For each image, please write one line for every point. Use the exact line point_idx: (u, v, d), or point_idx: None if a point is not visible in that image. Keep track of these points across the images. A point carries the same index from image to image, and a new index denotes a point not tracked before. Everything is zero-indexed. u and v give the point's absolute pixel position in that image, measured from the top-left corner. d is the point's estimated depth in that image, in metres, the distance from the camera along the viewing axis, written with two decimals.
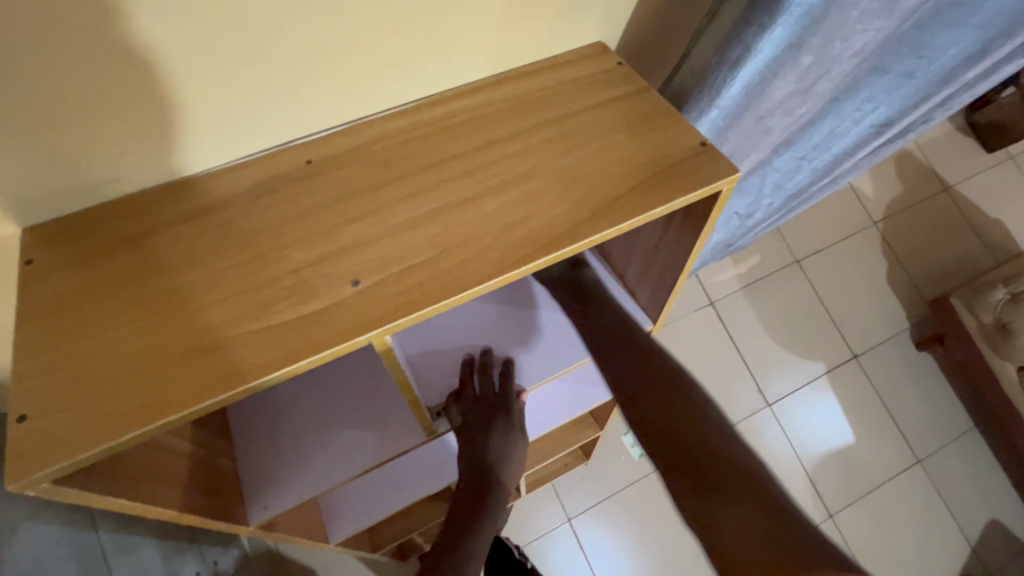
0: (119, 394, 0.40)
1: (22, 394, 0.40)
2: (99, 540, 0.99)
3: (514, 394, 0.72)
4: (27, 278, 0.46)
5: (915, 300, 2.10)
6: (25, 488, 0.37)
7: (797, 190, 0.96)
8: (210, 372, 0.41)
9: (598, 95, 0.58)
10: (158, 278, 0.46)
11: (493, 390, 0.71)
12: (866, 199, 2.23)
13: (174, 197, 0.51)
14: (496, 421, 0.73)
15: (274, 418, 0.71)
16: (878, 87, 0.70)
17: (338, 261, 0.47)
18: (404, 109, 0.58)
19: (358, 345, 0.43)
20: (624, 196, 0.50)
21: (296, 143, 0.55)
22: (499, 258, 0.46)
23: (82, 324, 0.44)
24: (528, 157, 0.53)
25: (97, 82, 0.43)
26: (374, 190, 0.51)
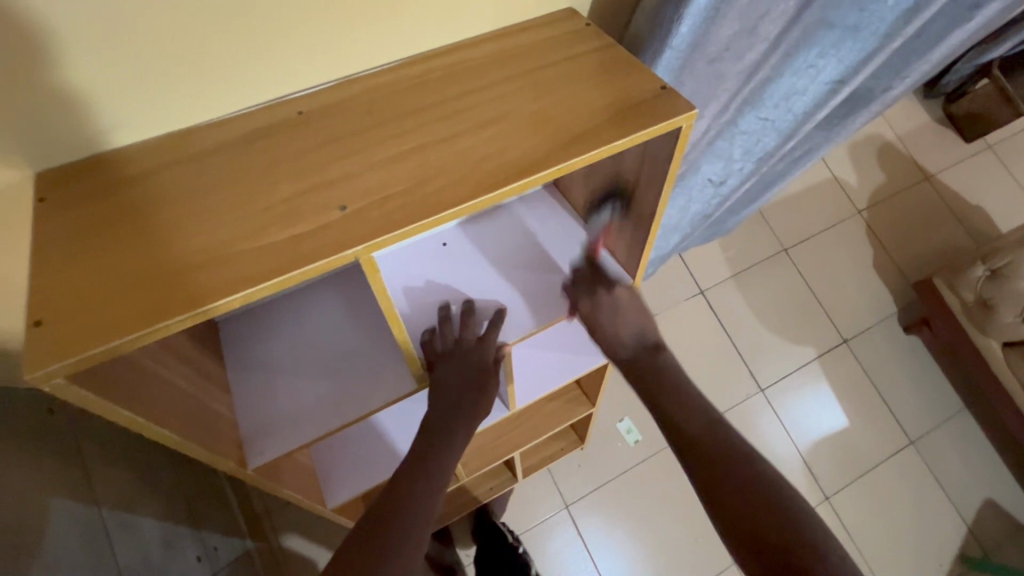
0: (125, 303, 0.44)
1: (36, 305, 0.44)
2: (101, 514, 1.02)
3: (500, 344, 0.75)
4: (41, 210, 0.51)
5: (902, 286, 2.14)
6: (39, 380, 0.41)
7: (763, 154, 1.06)
8: (208, 283, 0.45)
9: (567, 50, 0.63)
10: (161, 210, 0.50)
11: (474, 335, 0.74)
12: (850, 189, 2.28)
13: (177, 144, 0.56)
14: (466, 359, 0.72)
15: (274, 370, 0.75)
16: (827, 40, 0.80)
17: (327, 191, 0.51)
18: (389, 68, 0.63)
19: (344, 261, 0.47)
20: (589, 132, 0.55)
21: (289, 98, 0.60)
22: (474, 185, 0.51)
23: (89, 247, 0.48)
24: (502, 103, 0.58)
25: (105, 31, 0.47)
26: (361, 133, 0.56)
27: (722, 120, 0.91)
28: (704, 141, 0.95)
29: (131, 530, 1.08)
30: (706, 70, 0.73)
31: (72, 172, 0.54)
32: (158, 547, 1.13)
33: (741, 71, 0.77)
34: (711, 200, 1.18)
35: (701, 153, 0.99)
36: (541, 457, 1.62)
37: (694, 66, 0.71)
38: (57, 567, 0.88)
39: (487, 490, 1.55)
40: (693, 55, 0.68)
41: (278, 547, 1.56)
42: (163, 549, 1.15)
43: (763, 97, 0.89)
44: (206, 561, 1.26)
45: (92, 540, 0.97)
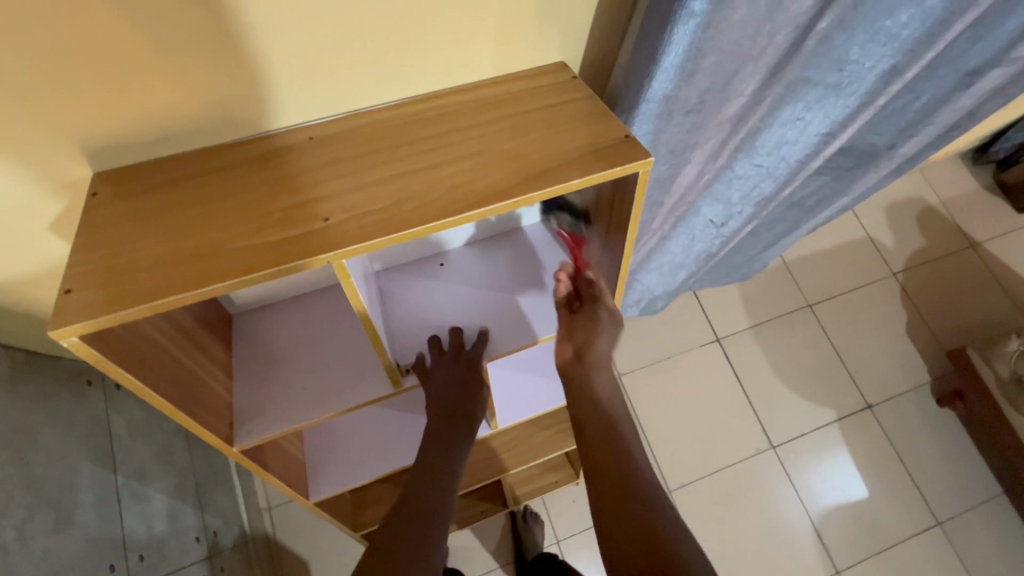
0: (140, 281, 0.53)
1: (72, 276, 0.54)
2: (116, 481, 1.12)
3: (480, 359, 0.81)
4: (92, 202, 0.62)
5: (936, 355, 2.04)
6: (60, 337, 0.50)
7: (763, 199, 1.16)
8: (205, 272, 0.54)
9: (550, 99, 0.71)
10: (186, 209, 0.60)
11: (462, 345, 0.82)
12: (885, 249, 2.22)
13: (206, 157, 0.67)
14: (464, 372, 0.80)
15: (273, 362, 0.84)
16: (812, 97, 0.93)
17: (317, 205, 0.59)
18: (392, 105, 0.72)
19: (319, 264, 0.55)
20: (552, 171, 0.61)
21: (303, 125, 0.70)
22: (441, 209, 0.58)
23: (122, 234, 0.58)
24: (482, 140, 0.65)
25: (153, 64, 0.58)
26: (356, 159, 0.65)
27: (718, 166, 1.03)
28: (704, 183, 1.07)
29: (140, 501, 1.18)
30: (683, 120, 0.83)
31: (126, 174, 0.66)
32: (162, 521, 1.22)
33: (725, 122, 0.88)
34: (713, 241, 1.28)
35: (701, 194, 1.10)
36: (534, 487, 1.63)
37: (672, 117, 0.80)
38: (69, 520, 0.98)
39: (477, 513, 1.61)
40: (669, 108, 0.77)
41: (273, 542, 1.62)
42: (168, 524, 1.24)
43: (754, 145, 1.01)
44: (204, 543, 1.34)
45: (104, 502, 1.07)
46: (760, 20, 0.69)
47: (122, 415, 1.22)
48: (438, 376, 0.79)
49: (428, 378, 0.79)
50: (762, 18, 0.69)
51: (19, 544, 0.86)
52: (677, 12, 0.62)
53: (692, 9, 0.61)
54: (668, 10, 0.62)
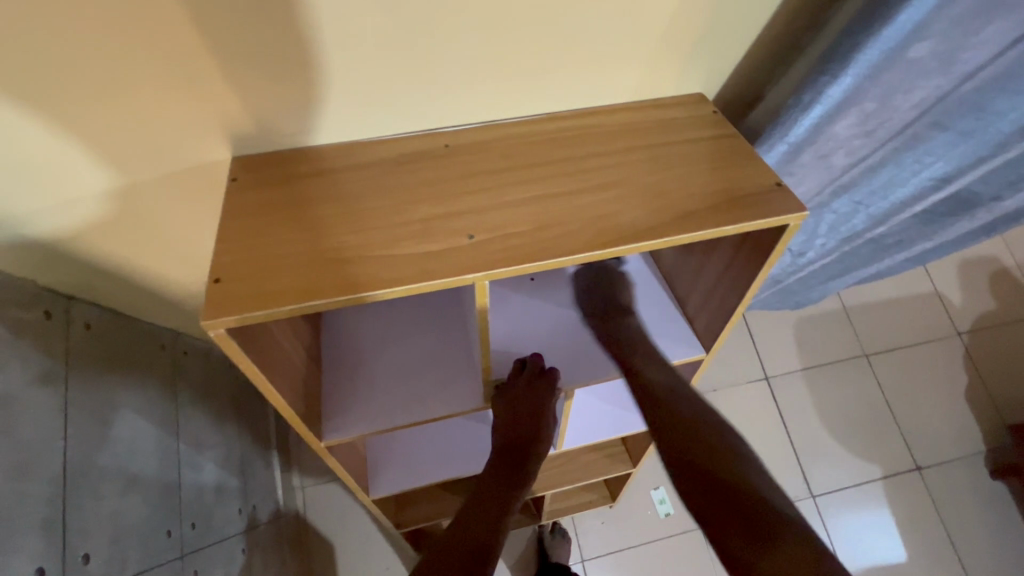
0: (286, 278, 0.53)
1: (218, 264, 0.54)
2: (177, 447, 1.14)
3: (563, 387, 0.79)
4: (233, 187, 0.62)
5: (995, 424, 1.95)
6: (209, 327, 0.49)
7: (850, 234, 1.09)
8: (351, 278, 0.53)
9: (692, 132, 0.68)
10: (322, 206, 0.60)
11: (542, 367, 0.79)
12: (952, 307, 2.13)
13: (343, 153, 0.67)
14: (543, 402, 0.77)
15: (362, 360, 0.84)
16: (940, 142, 0.82)
17: (458, 219, 0.58)
18: (526, 120, 0.71)
19: (462, 283, 0.54)
20: (698, 213, 0.59)
21: (438, 130, 0.69)
22: (586, 240, 0.56)
23: (265, 225, 0.58)
24: (623, 169, 0.64)
25: (313, 54, 0.58)
26: (495, 174, 0.63)
27: (816, 201, 0.96)
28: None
29: (195, 469, 1.19)
30: (813, 163, 0.80)
31: (265, 162, 0.67)
32: (211, 489, 1.24)
33: (847, 162, 0.81)
34: (786, 268, 1.21)
35: None
36: (570, 502, 1.64)
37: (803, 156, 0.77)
38: (137, 478, 1.00)
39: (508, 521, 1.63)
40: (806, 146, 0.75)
41: (304, 522, 1.64)
42: (216, 493, 1.25)
43: (859, 186, 0.93)
44: (245, 515, 1.36)
45: (166, 466, 1.09)
46: (932, 69, 0.65)
47: (187, 382, 1.24)
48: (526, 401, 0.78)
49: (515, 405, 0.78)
50: (931, 68, 0.65)
51: (93, 501, 0.88)
52: (854, 55, 0.61)
53: (869, 54, 0.61)
54: (844, 56, 0.62)
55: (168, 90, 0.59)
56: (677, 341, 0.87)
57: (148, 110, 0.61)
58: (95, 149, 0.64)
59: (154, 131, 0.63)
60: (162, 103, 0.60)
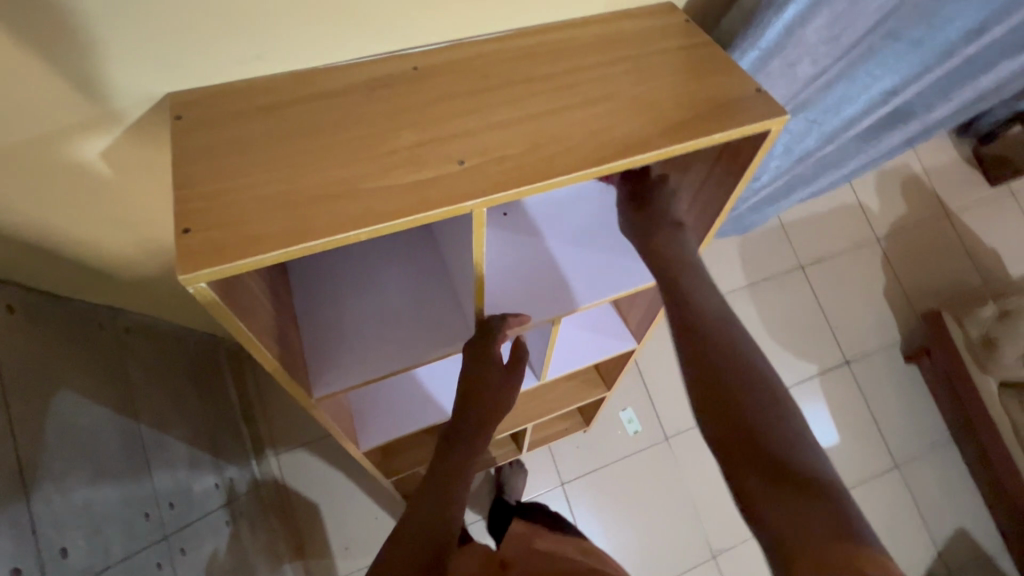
0: (267, 222, 0.48)
1: (183, 213, 0.48)
2: (140, 430, 1.06)
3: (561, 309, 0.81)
4: (178, 126, 0.54)
5: (909, 316, 2.20)
6: (189, 282, 0.44)
7: (803, 152, 1.14)
8: (339, 215, 0.49)
9: (669, 42, 0.66)
10: (290, 143, 0.54)
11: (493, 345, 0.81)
12: (872, 215, 2.32)
13: (299, 83, 0.60)
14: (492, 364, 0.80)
15: (341, 312, 0.80)
16: (892, 52, 0.85)
17: (445, 145, 0.54)
18: (497, 37, 0.66)
19: (461, 212, 0.51)
20: (687, 122, 0.59)
21: (403, 53, 0.63)
22: (581, 157, 0.55)
23: (228, 166, 0.51)
24: (607, 83, 0.61)
25: None
26: (476, 95, 0.59)
27: None
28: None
29: (163, 450, 1.12)
30: (781, 72, 0.81)
31: (209, 97, 0.58)
32: (184, 467, 1.18)
33: (810, 74, 0.83)
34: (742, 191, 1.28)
35: None
36: (547, 434, 1.74)
37: (771, 65, 0.78)
38: (105, 468, 0.93)
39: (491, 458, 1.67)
40: (776, 53, 0.75)
41: (284, 487, 1.61)
42: (189, 470, 1.19)
43: (816, 103, 0.96)
44: (223, 489, 1.32)
45: (132, 450, 1.02)
46: None
47: (138, 360, 1.14)
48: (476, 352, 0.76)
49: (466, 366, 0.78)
50: None
51: (62, 496, 0.81)
52: None
53: None
54: None
55: (82, 19, 0.49)
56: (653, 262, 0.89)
57: (65, 44, 0.51)
58: (3, 94, 0.54)
59: (70, 68, 0.54)
60: (79, 35, 0.51)
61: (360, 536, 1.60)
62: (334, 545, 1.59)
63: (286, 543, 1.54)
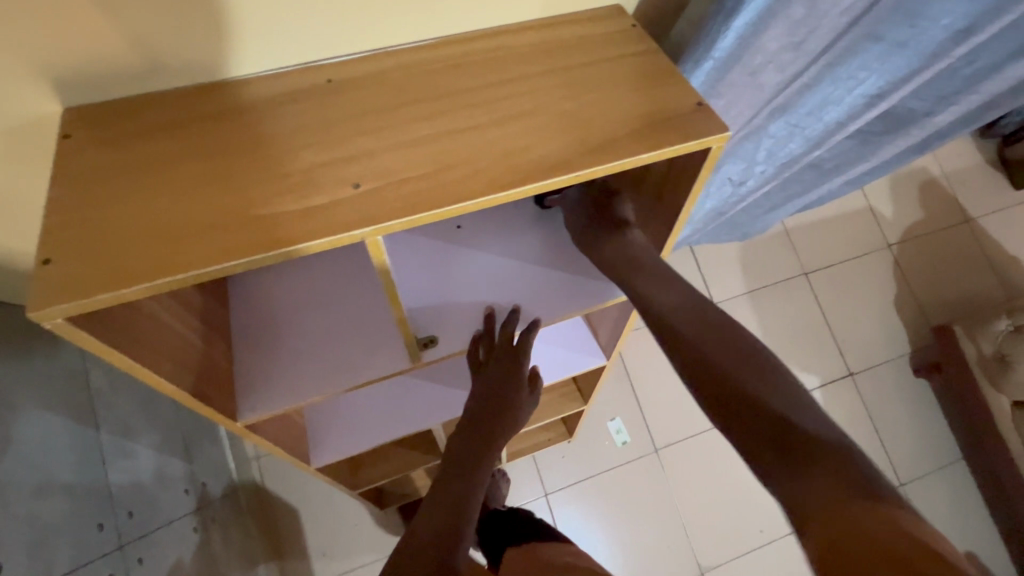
0: (137, 253, 0.45)
1: (51, 243, 0.46)
2: (101, 438, 1.06)
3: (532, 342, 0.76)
4: (65, 145, 0.52)
5: (920, 327, 2.09)
6: (43, 318, 0.42)
7: (788, 159, 1.07)
8: (213, 247, 0.46)
9: (610, 50, 0.61)
10: (180, 164, 0.51)
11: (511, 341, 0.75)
12: (884, 219, 2.21)
13: (204, 97, 0.57)
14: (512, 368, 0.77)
15: (276, 330, 0.77)
16: (872, 54, 0.79)
17: (345, 166, 0.51)
18: (423, 46, 0.61)
19: (351, 241, 0.47)
20: (616, 141, 0.54)
21: (320, 64, 0.59)
22: (493, 180, 0.50)
23: (108, 190, 0.49)
24: (533, 97, 0.57)
25: None
26: (388, 111, 0.55)
27: (752, 125, 0.92)
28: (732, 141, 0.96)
29: (126, 457, 1.12)
30: (744, 81, 0.75)
31: (107, 111, 0.55)
32: (150, 474, 1.17)
33: (780, 80, 0.77)
34: (727, 198, 1.22)
35: (729, 150, 1.00)
36: (531, 443, 1.70)
37: (731, 74, 0.72)
38: (55, 479, 0.93)
39: None
40: (734, 61, 0.70)
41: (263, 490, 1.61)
42: (155, 476, 1.19)
43: (794, 107, 0.90)
44: (194, 494, 1.32)
45: (88, 459, 1.01)
46: None
47: (101, 365, 1.13)
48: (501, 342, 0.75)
49: (485, 359, 0.76)
50: None
51: (2, 507, 0.81)
52: None
53: None
54: None
55: None
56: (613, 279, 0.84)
57: None
58: None
59: None
60: None
61: (337, 541, 1.59)
62: (310, 550, 1.58)
63: (262, 547, 1.53)
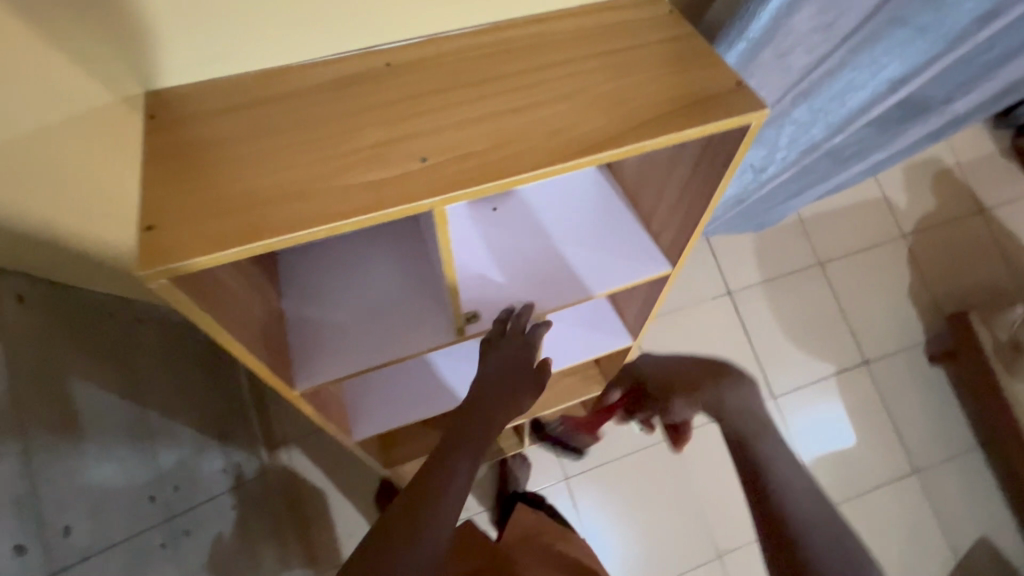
0: (226, 219, 0.49)
1: (147, 211, 0.50)
2: (149, 417, 1.11)
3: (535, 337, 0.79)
4: (150, 124, 0.56)
5: (935, 316, 2.10)
6: (147, 279, 0.46)
7: (809, 145, 1.10)
8: (295, 215, 0.49)
9: (650, 34, 0.64)
10: (256, 140, 0.54)
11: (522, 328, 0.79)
12: (898, 210, 2.22)
13: (271, 80, 0.60)
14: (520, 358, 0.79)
15: (326, 305, 0.81)
16: (896, 39, 0.82)
17: (410, 142, 0.54)
18: (471, 31, 0.65)
19: (420, 210, 0.51)
20: (659, 118, 0.57)
21: (377, 48, 0.63)
22: (547, 154, 0.54)
23: (194, 163, 0.53)
24: (579, 79, 0.60)
25: None
26: (444, 92, 0.59)
27: (776, 110, 0.95)
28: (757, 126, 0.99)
29: (170, 436, 1.17)
30: (773, 62, 0.78)
31: (185, 94, 0.59)
32: (191, 453, 1.22)
33: (807, 63, 0.80)
34: (747, 186, 1.25)
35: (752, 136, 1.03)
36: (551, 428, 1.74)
37: (761, 56, 0.75)
38: (110, 452, 0.97)
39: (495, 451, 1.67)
40: (765, 43, 0.73)
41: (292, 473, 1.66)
42: (195, 454, 1.24)
43: (819, 92, 0.93)
44: (230, 473, 1.37)
45: (138, 436, 1.06)
46: None
47: (146, 346, 1.18)
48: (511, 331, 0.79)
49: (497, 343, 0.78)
50: None
51: (66, 474, 0.86)
52: None
53: None
54: None
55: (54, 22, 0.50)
56: (643, 259, 0.88)
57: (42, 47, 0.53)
58: None
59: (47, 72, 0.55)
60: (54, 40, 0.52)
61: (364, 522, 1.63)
62: (339, 531, 1.63)
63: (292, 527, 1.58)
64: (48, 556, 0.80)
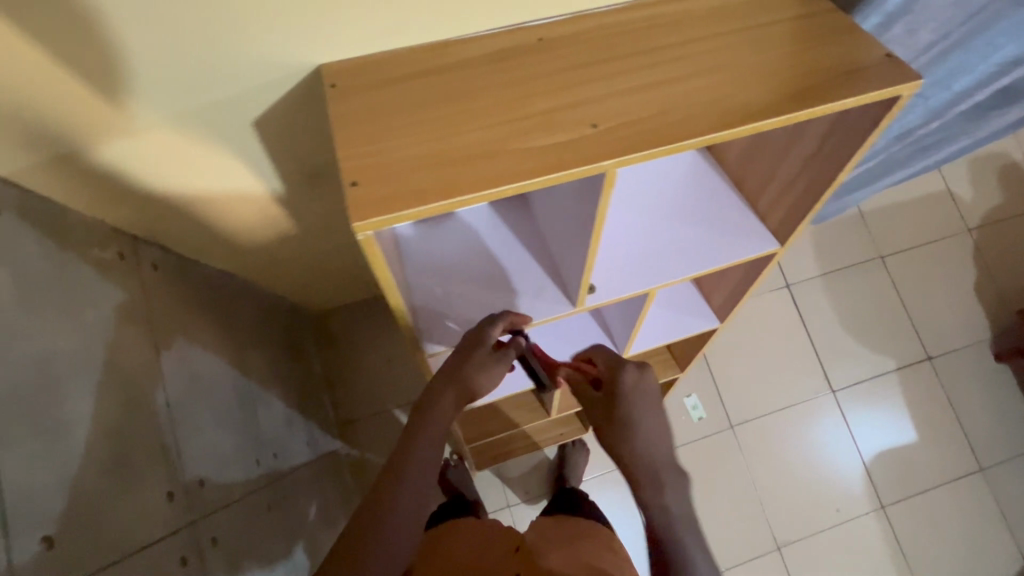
0: (422, 177, 0.53)
1: (350, 169, 0.54)
2: (253, 387, 1.17)
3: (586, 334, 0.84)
4: (334, 93, 0.61)
5: (1001, 313, 2.06)
6: (360, 229, 0.51)
7: (902, 133, 1.11)
8: (484, 173, 0.53)
9: (791, 10, 0.66)
10: (434, 107, 0.59)
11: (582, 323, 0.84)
12: (963, 204, 2.17)
13: (432, 55, 0.64)
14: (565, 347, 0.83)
15: (448, 276, 0.86)
16: (1016, 19, 0.84)
17: (578, 110, 0.58)
18: (615, 9, 0.67)
19: (597, 172, 0.54)
20: (813, 89, 0.59)
21: (528, 25, 0.66)
22: (709, 122, 0.57)
23: (382, 127, 0.57)
24: (728, 53, 0.62)
25: None
26: (600, 64, 0.62)
27: None
28: None
29: (267, 406, 1.22)
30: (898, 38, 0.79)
31: (356, 67, 0.64)
32: (283, 424, 1.28)
33: (930, 40, 0.81)
34: None
35: None
36: None
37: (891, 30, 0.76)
38: (226, 415, 1.03)
39: (557, 434, 1.67)
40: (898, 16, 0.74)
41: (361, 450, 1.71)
42: (286, 424, 1.30)
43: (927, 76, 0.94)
44: (312, 445, 1.42)
45: (245, 403, 1.12)
46: None
47: (245, 321, 1.24)
48: (480, 345, 0.75)
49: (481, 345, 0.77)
50: None
51: (197, 432, 0.91)
52: None
53: None
54: None
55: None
56: (751, 238, 0.89)
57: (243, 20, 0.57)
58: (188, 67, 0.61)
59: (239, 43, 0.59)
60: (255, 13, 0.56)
61: None
62: None
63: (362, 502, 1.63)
64: (190, 501, 0.83)
